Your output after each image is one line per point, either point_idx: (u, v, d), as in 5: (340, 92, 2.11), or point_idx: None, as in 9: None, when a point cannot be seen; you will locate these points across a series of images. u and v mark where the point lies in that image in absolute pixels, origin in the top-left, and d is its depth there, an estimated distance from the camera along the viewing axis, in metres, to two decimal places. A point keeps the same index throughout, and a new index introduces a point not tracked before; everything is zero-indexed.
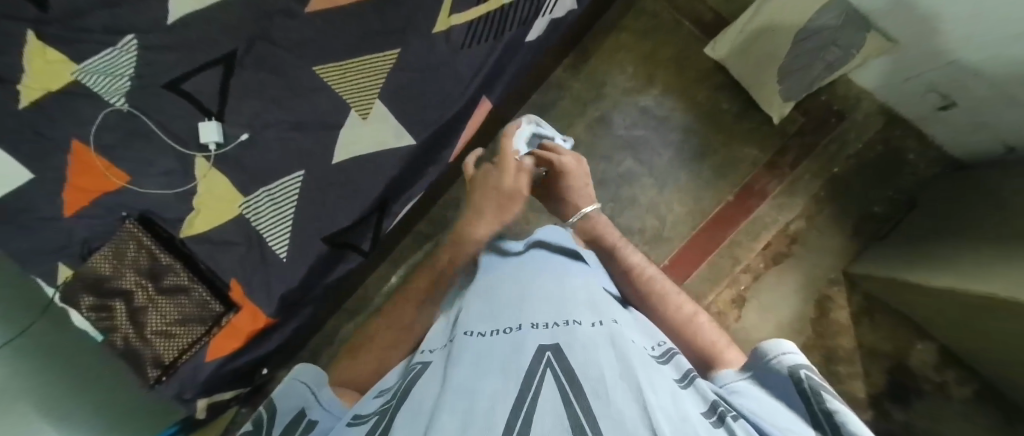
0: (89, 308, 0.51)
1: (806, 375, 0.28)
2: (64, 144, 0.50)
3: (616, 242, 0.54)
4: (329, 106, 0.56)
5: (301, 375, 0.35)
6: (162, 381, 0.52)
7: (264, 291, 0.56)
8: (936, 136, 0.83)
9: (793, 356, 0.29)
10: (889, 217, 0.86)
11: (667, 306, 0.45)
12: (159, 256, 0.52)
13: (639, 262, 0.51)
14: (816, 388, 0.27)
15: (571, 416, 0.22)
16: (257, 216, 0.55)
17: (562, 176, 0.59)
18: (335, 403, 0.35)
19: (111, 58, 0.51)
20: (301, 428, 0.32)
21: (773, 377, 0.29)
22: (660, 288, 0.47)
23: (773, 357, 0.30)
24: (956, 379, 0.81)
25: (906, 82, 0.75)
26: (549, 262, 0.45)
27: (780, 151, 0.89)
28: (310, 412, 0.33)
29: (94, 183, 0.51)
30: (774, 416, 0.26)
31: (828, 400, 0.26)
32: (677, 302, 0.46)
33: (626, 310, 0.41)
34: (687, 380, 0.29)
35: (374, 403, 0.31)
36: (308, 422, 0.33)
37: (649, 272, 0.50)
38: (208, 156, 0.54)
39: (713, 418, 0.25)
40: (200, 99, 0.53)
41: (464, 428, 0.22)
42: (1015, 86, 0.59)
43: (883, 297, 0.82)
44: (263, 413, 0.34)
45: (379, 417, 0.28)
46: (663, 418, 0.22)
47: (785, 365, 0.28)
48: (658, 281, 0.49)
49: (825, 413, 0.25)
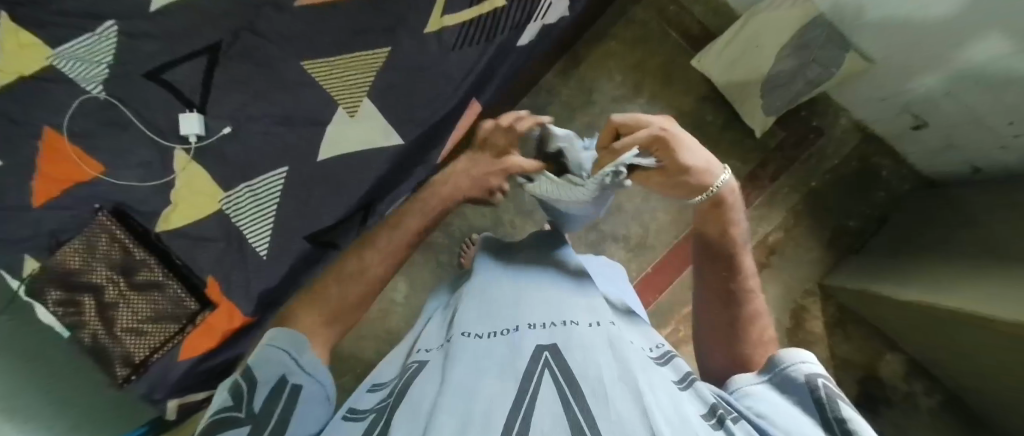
0: (55, 303, 0.49)
1: (823, 383, 0.28)
2: (35, 130, 0.48)
3: (740, 236, 0.44)
4: (317, 103, 0.55)
5: (277, 340, 0.32)
6: (130, 380, 0.51)
7: (243, 290, 0.55)
8: (909, 154, 0.86)
9: (810, 364, 0.30)
10: (862, 231, 0.90)
11: (751, 323, 0.40)
12: (133, 252, 0.51)
13: (748, 268, 0.43)
14: (831, 396, 0.27)
15: (571, 417, 0.22)
16: (237, 211, 0.54)
17: (674, 151, 0.39)
18: (318, 367, 0.32)
19: (89, 44, 0.49)
20: (287, 393, 0.29)
21: (786, 383, 0.30)
22: (752, 304, 0.42)
23: (790, 365, 0.30)
24: (920, 388, 0.85)
25: (882, 101, 0.77)
26: (545, 263, 0.43)
27: (761, 164, 0.91)
28: (293, 377, 0.30)
29: (67, 173, 0.49)
30: (788, 421, 0.26)
31: (842, 408, 0.26)
32: (761, 324, 0.41)
33: (627, 319, 0.40)
34: (686, 381, 0.29)
35: (370, 397, 0.31)
36: (293, 387, 0.30)
37: (750, 285, 0.43)
38: (189, 149, 0.53)
39: (712, 420, 0.25)
40: (181, 89, 0.52)
41: (464, 430, 0.22)
42: (987, 110, 0.62)
43: (856, 308, 0.84)
44: (242, 387, 0.29)
45: (378, 415, 0.27)
46: (662, 420, 0.22)
47: (801, 374, 0.29)
48: (753, 292, 0.43)
49: (838, 420, 0.26)
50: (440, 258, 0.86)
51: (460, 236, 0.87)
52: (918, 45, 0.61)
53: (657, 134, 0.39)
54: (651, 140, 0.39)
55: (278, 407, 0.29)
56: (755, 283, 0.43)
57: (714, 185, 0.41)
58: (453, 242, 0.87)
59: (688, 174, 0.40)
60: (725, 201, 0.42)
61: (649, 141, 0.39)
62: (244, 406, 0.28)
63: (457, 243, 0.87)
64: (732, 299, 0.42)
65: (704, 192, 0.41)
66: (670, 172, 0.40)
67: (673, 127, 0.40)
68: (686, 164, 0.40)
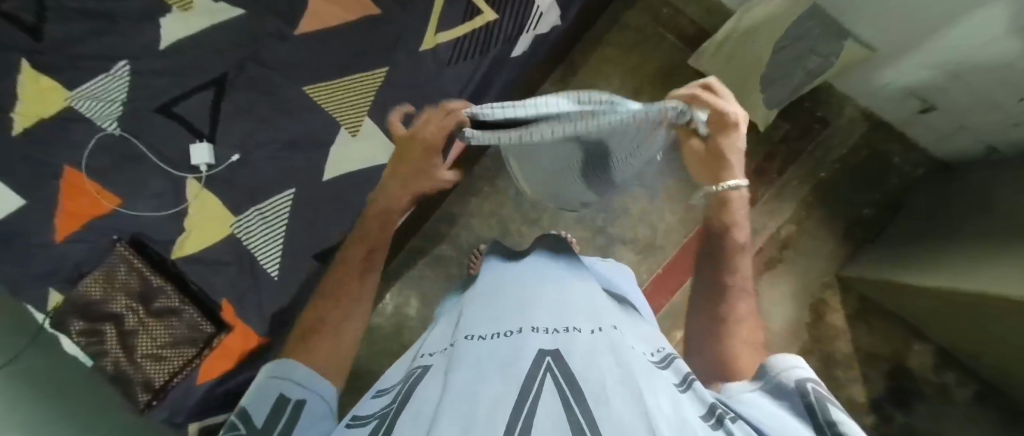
0: (78, 334, 0.51)
1: (813, 388, 0.27)
2: (57, 170, 0.50)
3: (742, 237, 0.42)
4: (319, 125, 0.57)
5: (277, 368, 0.30)
6: (152, 405, 0.52)
7: (257, 312, 0.56)
8: (920, 139, 0.84)
9: (800, 369, 0.28)
10: (878, 219, 0.88)
11: (738, 325, 0.37)
12: (150, 278, 0.53)
13: (742, 272, 0.41)
14: (822, 401, 0.26)
15: (572, 420, 0.22)
16: (249, 235, 0.55)
17: (721, 134, 0.37)
18: (319, 381, 0.30)
19: (102, 84, 0.52)
20: (289, 410, 0.28)
21: (775, 390, 0.27)
22: (742, 304, 0.39)
23: (779, 372, 0.28)
24: (953, 380, 0.82)
25: (886, 87, 0.76)
26: (548, 257, 0.44)
27: (768, 157, 0.89)
28: (292, 394, 0.29)
29: (87, 208, 0.51)
30: (778, 422, 0.24)
31: (833, 412, 0.25)
32: (749, 327, 0.38)
33: (626, 311, 0.40)
34: (686, 383, 0.27)
35: (373, 404, 0.31)
36: (295, 404, 0.29)
37: (742, 285, 0.41)
38: (200, 177, 0.54)
39: (711, 420, 0.24)
40: (192, 121, 0.54)
41: (465, 430, 0.21)
42: (995, 89, 0.61)
43: (878, 299, 0.82)
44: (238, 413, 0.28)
45: (380, 421, 0.27)
46: (661, 421, 0.22)
47: (792, 379, 0.27)
48: (743, 297, 0.40)
49: (829, 425, 0.24)
50: (449, 271, 0.87)
51: (468, 248, 0.88)
52: (918, 28, 0.61)
53: (727, 111, 0.36)
54: (719, 113, 0.36)
55: (280, 423, 0.27)
56: (748, 286, 0.41)
57: (729, 184, 0.39)
58: (461, 253, 0.87)
59: (723, 162, 0.39)
60: (732, 203, 0.41)
61: (716, 115, 0.36)
62: (247, 424, 0.27)
63: (466, 254, 0.87)
64: (724, 298, 0.40)
65: (718, 185, 0.40)
66: (712, 153, 0.38)
67: (741, 123, 0.37)
68: (726, 154, 0.38)
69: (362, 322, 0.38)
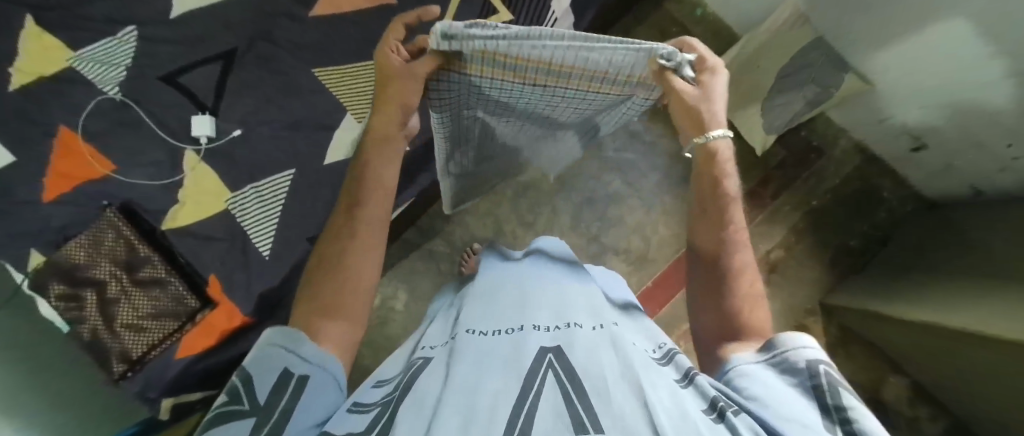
0: (57, 297, 0.49)
1: (825, 370, 0.26)
2: (51, 129, 0.49)
3: (732, 188, 0.40)
4: (326, 108, 0.57)
5: (275, 339, 0.29)
6: (127, 376, 0.50)
7: (244, 292, 0.55)
8: (910, 175, 0.87)
9: (812, 351, 0.27)
10: (865, 250, 0.90)
11: (737, 286, 0.36)
12: (138, 247, 0.52)
13: (737, 225, 0.39)
14: (833, 384, 0.25)
15: (572, 414, 0.22)
16: (244, 212, 0.54)
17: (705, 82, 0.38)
18: (321, 354, 0.29)
19: (108, 48, 0.51)
20: (292, 385, 0.26)
21: (784, 370, 0.28)
22: (738, 259, 0.38)
23: (790, 351, 0.28)
24: (926, 414, 0.84)
25: (881, 122, 0.79)
26: (546, 259, 0.45)
27: (763, 181, 0.90)
28: (295, 369, 0.27)
29: (78, 171, 0.50)
30: (783, 404, 0.24)
31: (844, 396, 0.24)
32: (747, 284, 0.37)
33: (629, 315, 0.40)
34: (687, 378, 0.28)
35: (373, 393, 0.30)
36: (299, 378, 0.27)
37: (739, 239, 0.39)
38: (200, 149, 0.54)
39: (713, 414, 0.24)
40: (195, 92, 0.54)
41: (466, 425, 0.21)
42: (985, 132, 0.63)
43: (859, 329, 0.84)
44: (241, 382, 0.26)
45: (381, 409, 0.26)
46: (663, 416, 0.22)
47: (802, 360, 0.27)
48: (740, 251, 0.38)
49: (837, 408, 0.24)
50: (440, 268, 0.86)
51: (461, 246, 0.87)
52: (917, 64, 0.63)
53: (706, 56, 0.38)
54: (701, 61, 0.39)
55: (282, 399, 0.26)
56: (744, 235, 0.39)
57: (713, 134, 0.38)
58: (453, 251, 0.87)
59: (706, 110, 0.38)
60: (720, 156, 0.39)
61: (694, 60, 0.39)
62: (249, 398, 0.25)
63: (458, 252, 0.87)
64: (719, 259, 0.38)
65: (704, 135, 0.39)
66: (705, 96, 0.38)
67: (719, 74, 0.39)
68: (711, 101, 0.38)
69: (372, 271, 0.36)
